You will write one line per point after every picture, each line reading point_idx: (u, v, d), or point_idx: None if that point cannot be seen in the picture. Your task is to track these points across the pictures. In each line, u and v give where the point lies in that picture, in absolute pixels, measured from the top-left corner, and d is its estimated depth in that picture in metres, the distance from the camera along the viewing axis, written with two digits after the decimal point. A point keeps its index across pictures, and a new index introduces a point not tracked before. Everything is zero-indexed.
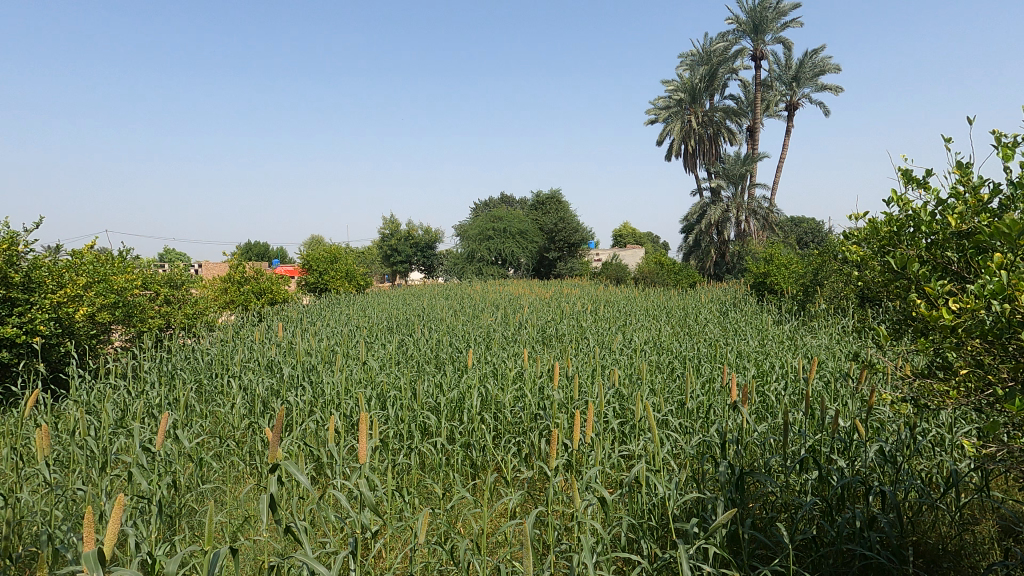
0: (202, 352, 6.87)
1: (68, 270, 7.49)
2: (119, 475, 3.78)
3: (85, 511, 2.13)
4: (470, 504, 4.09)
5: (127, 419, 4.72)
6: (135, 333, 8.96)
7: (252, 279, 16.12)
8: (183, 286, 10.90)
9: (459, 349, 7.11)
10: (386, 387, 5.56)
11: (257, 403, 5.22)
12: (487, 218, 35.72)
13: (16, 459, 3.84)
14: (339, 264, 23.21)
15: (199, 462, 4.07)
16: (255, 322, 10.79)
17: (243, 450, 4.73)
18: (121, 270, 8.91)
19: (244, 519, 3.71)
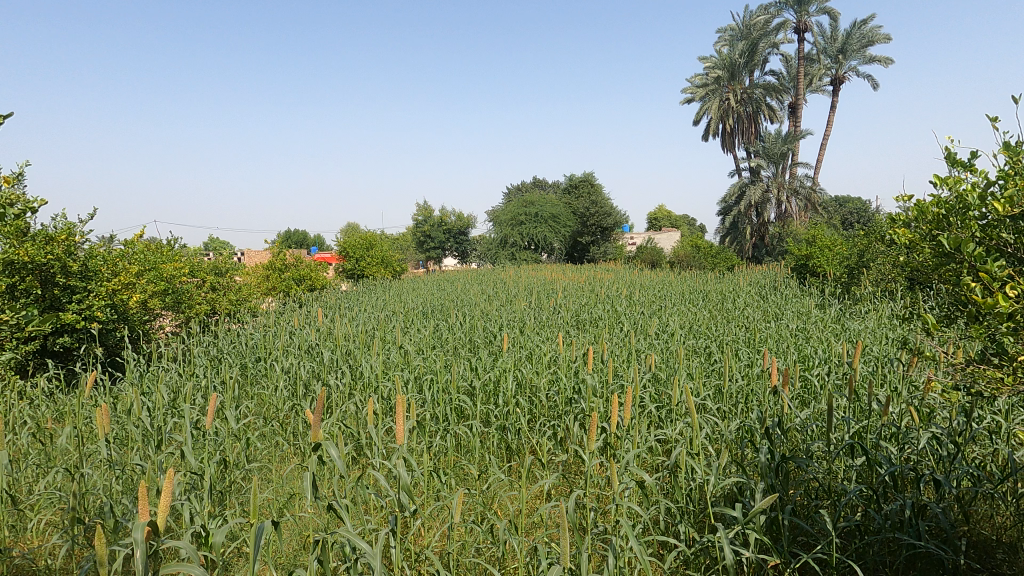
0: (246, 337, 7.11)
1: (121, 259, 7.83)
2: (172, 452, 3.97)
3: (139, 485, 2.23)
4: (506, 486, 4.13)
5: (178, 401, 4.94)
6: (184, 319, 9.34)
7: (293, 266, 16.45)
8: (228, 274, 11.13)
9: (493, 333, 7.16)
10: (423, 371, 5.65)
11: (298, 386, 5.38)
12: (520, 203, 35.64)
13: (78, 438, 4.07)
14: (375, 251, 23.57)
15: (245, 442, 4.22)
16: (296, 308, 11.06)
17: (286, 431, 4.90)
18: (170, 258, 9.20)
19: (290, 497, 3.85)
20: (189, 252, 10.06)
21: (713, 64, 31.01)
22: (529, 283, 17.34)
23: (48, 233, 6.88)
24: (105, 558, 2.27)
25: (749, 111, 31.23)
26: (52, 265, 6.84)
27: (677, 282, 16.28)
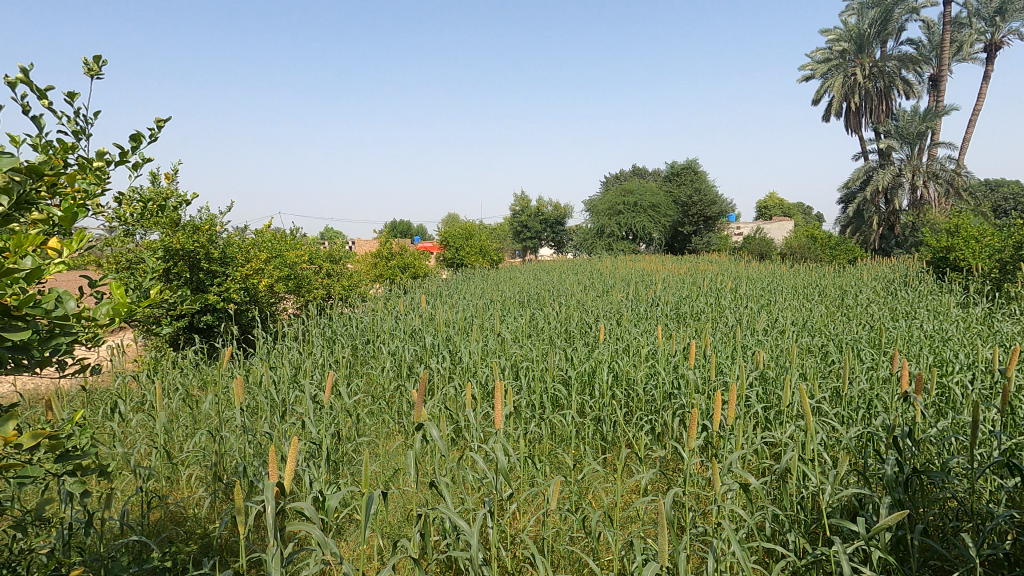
0: (357, 320, 7.63)
1: (253, 247, 8.70)
2: (294, 423, 4.35)
3: (269, 450, 2.46)
4: (601, 478, 4.10)
5: (299, 376, 5.41)
6: (304, 302, 10.20)
7: (399, 255, 17.35)
8: (341, 261, 11.98)
9: (589, 324, 7.10)
10: (520, 359, 5.74)
11: (403, 368, 5.68)
12: (618, 193, 34.87)
13: (218, 405, 4.59)
14: (474, 240, 24.25)
15: (356, 418, 4.54)
16: (401, 295, 11.68)
17: (392, 410, 5.20)
18: (293, 246, 10.06)
19: (395, 472, 4.10)
20: (309, 241, 10.94)
21: (838, 36, 28.20)
22: (626, 273, 16.99)
23: (195, 223, 7.79)
24: (242, 511, 2.55)
25: (880, 86, 28.10)
26: (199, 252, 7.75)
27: (789, 275, 15.15)
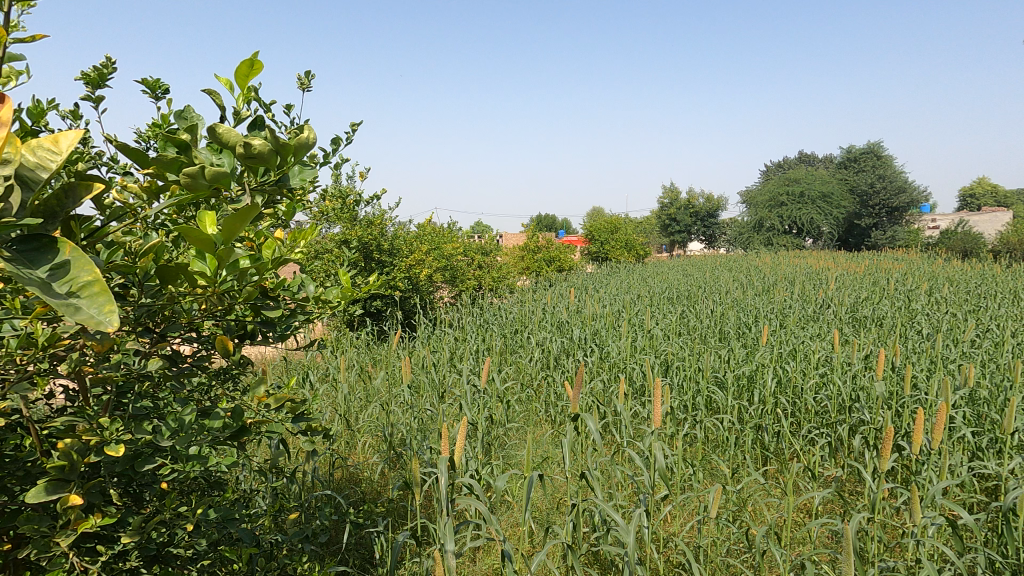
0: (506, 310, 7.93)
1: (415, 239, 9.46)
2: (452, 404, 4.65)
3: (439, 426, 2.66)
4: (763, 491, 3.78)
5: (455, 360, 5.77)
6: (457, 292, 10.87)
7: (544, 248, 17.68)
8: (491, 253, 12.53)
9: (748, 324, 6.59)
10: (671, 357, 5.51)
11: (551, 358, 5.77)
12: (781, 182, 31.79)
13: (387, 381, 5.07)
14: (619, 234, 23.83)
15: (507, 404, 4.72)
16: (546, 288, 11.86)
17: (540, 399, 5.32)
18: (449, 238, 10.72)
19: (544, 460, 4.18)
20: (463, 234, 11.58)
21: None
22: (789, 271, 15.47)
23: (368, 218, 8.66)
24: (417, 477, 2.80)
25: None
26: (371, 243, 8.63)
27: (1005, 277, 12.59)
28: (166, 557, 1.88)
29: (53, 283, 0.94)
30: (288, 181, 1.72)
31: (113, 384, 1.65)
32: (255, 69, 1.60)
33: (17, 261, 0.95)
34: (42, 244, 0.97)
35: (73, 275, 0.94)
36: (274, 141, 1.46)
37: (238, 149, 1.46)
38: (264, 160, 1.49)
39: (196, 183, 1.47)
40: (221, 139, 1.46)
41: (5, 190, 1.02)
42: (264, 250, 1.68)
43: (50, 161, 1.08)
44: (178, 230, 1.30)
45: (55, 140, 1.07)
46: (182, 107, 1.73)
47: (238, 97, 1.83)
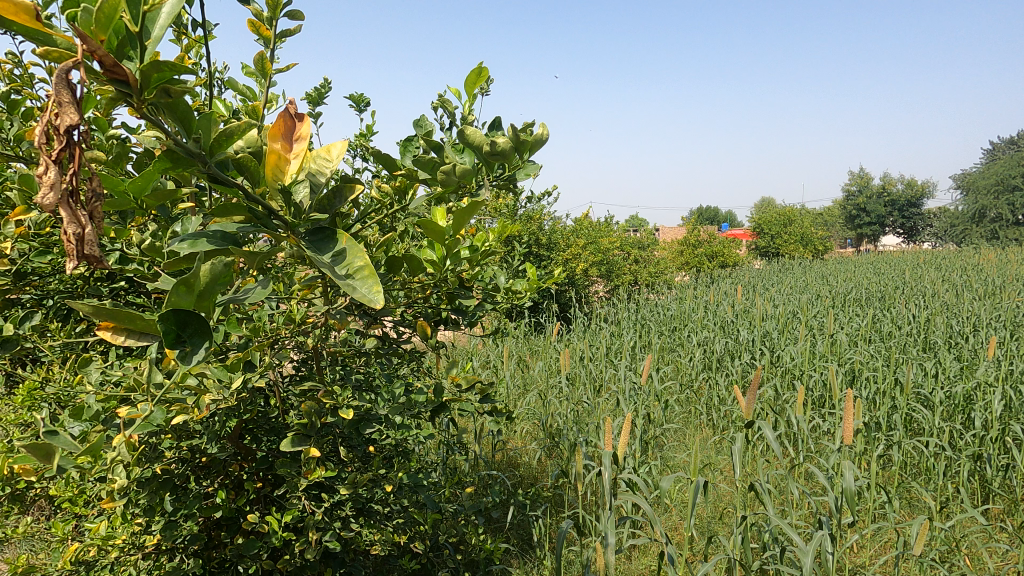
0: (665, 307, 7.65)
1: (572, 233, 9.54)
2: (610, 399, 4.63)
3: (605, 420, 2.66)
4: (984, 534, 3.16)
5: (612, 355, 5.72)
6: (613, 286, 10.74)
7: (706, 243, 16.65)
8: (649, 248, 12.14)
9: (965, 334, 5.53)
10: (861, 366, 4.85)
11: (715, 359, 5.43)
12: (1014, 162, 25.99)
13: (546, 372, 5.20)
14: (793, 227, 21.52)
15: (667, 404, 4.56)
16: (707, 284, 11.18)
17: (702, 401, 5.04)
18: (605, 232, 10.62)
19: (706, 466, 3.97)
20: (620, 227, 11.37)
21: None
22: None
23: (528, 213, 8.94)
24: (581, 468, 2.86)
25: None
26: (530, 237, 8.89)
27: None
28: (369, 511, 2.17)
29: (335, 266, 1.09)
30: (517, 177, 1.80)
31: (338, 357, 1.93)
32: (484, 76, 1.74)
33: (309, 246, 1.12)
34: (325, 235, 1.15)
35: (349, 259, 1.07)
36: (513, 137, 1.59)
37: (484, 147, 1.60)
38: (504, 156, 1.62)
39: (448, 180, 1.64)
40: (469, 141, 1.60)
41: (303, 191, 1.24)
42: (475, 242, 1.91)
43: (327, 168, 1.26)
44: (421, 223, 1.51)
45: (330, 149, 1.26)
46: (420, 114, 1.89)
47: (467, 102, 1.95)
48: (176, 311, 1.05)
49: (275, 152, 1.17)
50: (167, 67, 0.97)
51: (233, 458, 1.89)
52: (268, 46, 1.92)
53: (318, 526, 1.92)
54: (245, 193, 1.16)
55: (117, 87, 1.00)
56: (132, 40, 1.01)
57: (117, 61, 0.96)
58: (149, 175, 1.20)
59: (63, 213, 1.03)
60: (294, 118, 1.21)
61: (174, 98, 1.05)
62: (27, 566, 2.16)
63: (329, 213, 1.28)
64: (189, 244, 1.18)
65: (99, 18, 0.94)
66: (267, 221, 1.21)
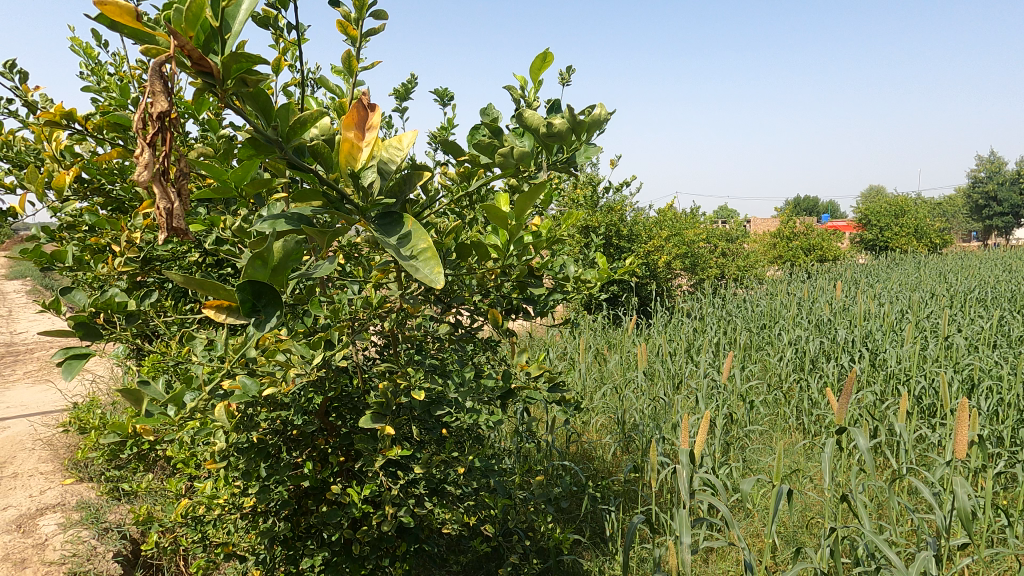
0: (754, 303, 7.25)
1: (655, 225, 9.25)
2: (690, 396, 4.47)
3: (682, 418, 2.58)
4: None
5: (693, 351, 5.51)
6: (698, 280, 10.30)
7: (803, 235, 15.52)
8: (738, 241, 11.50)
9: None
10: (981, 373, 4.35)
11: (808, 360, 5.07)
12: None
13: (622, 366, 5.11)
14: (906, 218, 19.56)
15: (750, 404, 4.33)
16: (803, 280, 10.42)
17: (791, 404, 4.74)
18: (691, 223, 10.18)
19: (795, 473, 3.74)
20: (707, 219, 10.86)
21: None
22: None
23: (609, 204, 8.78)
24: (656, 465, 2.80)
25: None
26: (611, 229, 8.74)
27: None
28: (442, 492, 2.25)
29: (400, 248, 1.13)
30: (576, 160, 1.82)
31: (414, 342, 2.03)
32: (549, 63, 1.73)
33: (376, 229, 1.15)
34: (392, 219, 1.18)
35: (413, 242, 1.11)
36: (570, 120, 1.58)
37: (541, 130, 1.61)
38: (561, 138, 1.62)
39: (506, 162, 1.70)
40: (527, 123, 1.62)
41: (372, 176, 1.27)
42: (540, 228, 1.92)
43: (397, 157, 1.28)
44: (482, 206, 1.53)
45: (400, 139, 1.27)
46: (486, 104, 1.91)
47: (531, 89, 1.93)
48: (251, 283, 1.15)
49: (348, 141, 1.22)
50: (244, 59, 1.08)
51: (319, 433, 2.04)
52: (355, 45, 2.01)
53: (393, 502, 2.03)
54: (320, 177, 1.23)
55: (204, 79, 1.12)
56: (216, 36, 1.11)
57: (202, 54, 1.07)
58: (247, 165, 1.30)
59: (157, 190, 1.29)
60: (365, 108, 1.25)
61: (251, 88, 1.13)
62: (148, 517, 2.45)
63: (397, 198, 1.34)
64: (270, 225, 1.27)
65: (187, 17, 1.04)
66: (341, 205, 1.28)
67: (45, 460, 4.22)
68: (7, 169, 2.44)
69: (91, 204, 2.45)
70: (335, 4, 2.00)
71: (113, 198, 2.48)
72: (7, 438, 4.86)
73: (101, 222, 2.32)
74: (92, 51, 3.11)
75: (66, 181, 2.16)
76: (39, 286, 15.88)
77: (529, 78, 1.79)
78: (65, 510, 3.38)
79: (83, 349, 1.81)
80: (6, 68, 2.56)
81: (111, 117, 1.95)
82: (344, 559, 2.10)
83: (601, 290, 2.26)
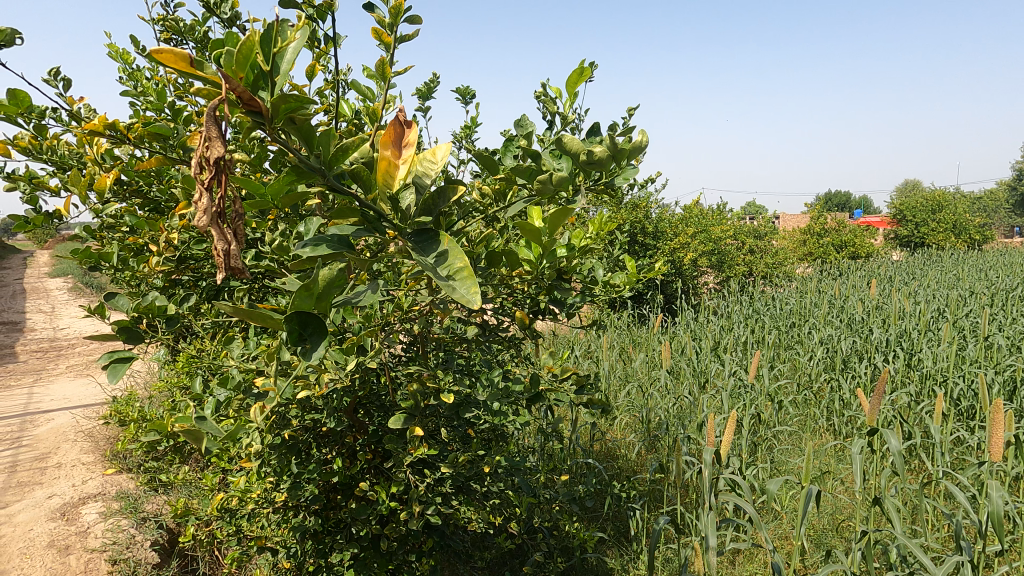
0: (783, 300, 7.12)
1: (680, 222, 9.13)
2: (717, 395, 4.41)
3: (708, 418, 2.54)
4: None
5: (719, 350, 5.44)
6: (724, 278, 10.14)
7: (834, 232, 15.14)
8: (767, 237, 11.26)
9: None
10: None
11: (840, 359, 4.95)
12: None
13: (647, 364, 5.07)
14: (944, 213, 18.91)
15: (778, 405, 4.25)
16: (835, 277, 10.16)
17: (821, 405, 4.65)
18: (717, 220, 10.01)
19: (824, 474, 3.68)
20: (734, 214, 10.66)
21: None
22: None
23: (634, 200, 8.71)
24: (681, 464, 2.77)
25: None
26: (635, 225, 8.65)
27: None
28: (469, 490, 2.27)
29: (437, 267, 1.14)
30: (615, 181, 1.78)
31: (441, 343, 2.05)
32: (585, 77, 1.64)
33: (413, 247, 1.17)
34: (429, 236, 1.19)
35: (450, 260, 1.12)
36: (612, 145, 1.48)
37: (581, 156, 1.49)
38: (602, 165, 1.51)
39: (544, 188, 1.61)
40: (566, 148, 1.50)
41: (409, 196, 1.25)
42: (573, 239, 1.95)
43: (431, 170, 1.30)
44: (517, 224, 1.53)
45: (434, 152, 1.30)
46: (521, 115, 1.90)
47: (567, 102, 1.88)
48: (298, 313, 1.16)
49: (385, 160, 1.20)
50: (292, 99, 1.06)
51: (348, 430, 2.07)
52: (388, 51, 2.03)
53: (421, 500, 2.05)
54: (359, 199, 1.24)
55: (254, 117, 1.12)
56: (265, 77, 1.14)
57: (252, 95, 1.08)
58: (283, 183, 1.32)
59: (214, 233, 1.28)
60: (402, 125, 1.22)
61: (298, 124, 1.13)
62: (185, 509, 2.53)
63: (431, 213, 1.34)
64: (311, 248, 1.25)
65: (238, 59, 1.08)
66: (378, 224, 1.29)
67: (86, 451, 4.38)
68: (52, 172, 2.52)
69: (130, 205, 2.52)
70: (369, 9, 2.02)
71: (151, 200, 2.55)
72: (51, 429, 5.07)
73: (141, 223, 2.38)
74: (130, 56, 3.20)
75: (108, 183, 2.21)
76: (80, 284, 16.53)
77: (564, 92, 1.70)
78: (105, 500, 3.51)
79: (127, 353, 1.87)
80: (52, 75, 2.65)
81: (151, 125, 2.02)
82: (371, 555, 2.14)
83: (628, 292, 2.27)
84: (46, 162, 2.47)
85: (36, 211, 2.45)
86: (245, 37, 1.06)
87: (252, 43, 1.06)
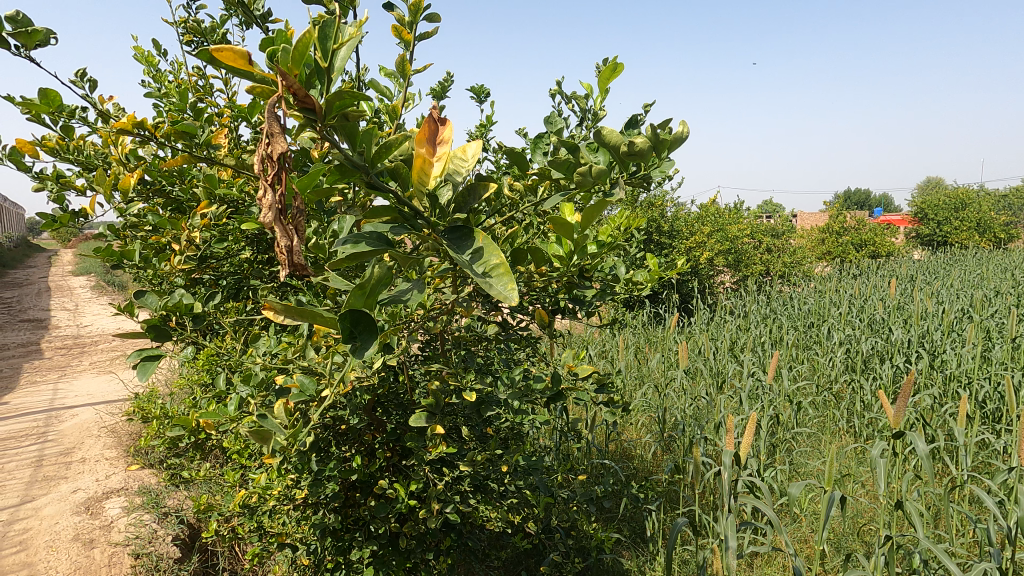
0: (802, 300, 7.01)
1: (696, 221, 9.03)
2: (735, 395, 4.36)
3: (727, 419, 2.50)
4: None
5: (737, 350, 5.37)
6: (741, 277, 10.02)
7: (853, 231, 14.88)
8: (785, 236, 11.11)
9: None
10: None
11: (861, 360, 4.87)
12: None
13: (664, 364, 5.03)
14: (968, 211, 18.49)
15: (797, 406, 4.18)
16: (855, 277, 9.98)
17: (841, 406, 4.57)
18: (734, 218, 9.88)
19: (845, 476, 3.62)
20: (751, 213, 10.52)
21: None
22: None
23: (649, 199, 8.64)
24: (699, 465, 2.73)
25: None
26: (650, 224, 8.58)
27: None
28: (487, 489, 2.27)
29: (474, 264, 1.13)
30: (653, 176, 1.74)
31: (462, 342, 2.05)
32: (619, 71, 1.57)
33: (448, 244, 1.16)
34: (463, 233, 1.18)
35: (486, 257, 1.12)
36: (653, 136, 1.42)
37: (622, 148, 1.44)
38: (642, 157, 1.44)
39: (583, 181, 1.52)
40: (605, 141, 1.45)
41: (445, 193, 1.25)
42: (600, 235, 2.02)
43: (462, 168, 1.30)
44: (549, 219, 1.47)
45: (465, 149, 1.29)
46: (551, 112, 1.89)
47: (598, 97, 1.83)
48: (352, 311, 1.12)
49: (421, 157, 1.19)
50: (346, 95, 1.10)
51: (367, 429, 2.08)
52: (408, 49, 2.03)
53: (440, 498, 2.05)
54: (397, 196, 1.21)
55: (306, 114, 1.14)
56: (319, 73, 1.16)
57: (307, 93, 1.09)
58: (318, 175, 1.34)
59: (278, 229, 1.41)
60: (436, 121, 1.20)
61: (349, 122, 1.16)
62: (207, 505, 2.56)
63: (462, 211, 1.33)
64: (351, 246, 1.24)
65: (293, 56, 1.07)
66: (414, 221, 1.25)
67: (110, 446, 4.46)
68: (79, 173, 2.57)
69: (153, 205, 2.55)
70: (389, 8, 2.02)
71: (174, 199, 2.58)
72: (76, 424, 5.19)
73: (163, 222, 2.40)
74: (153, 59, 3.25)
75: (132, 182, 2.26)
76: (103, 283, 16.88)
77: (596, 86, 1.63)
78: (128, 494, 3.58)
79: (155, 351, 1.90)
80: (78, 77, 2.70)
81: (176, 124, 2.04)
82: (391, 552, 2.15)
83: (649, 290, 2.25)
84: (72, 163, 2.52)
85: (63, 211, 2.50)
86: (303, 33, 1.04)
87: (309, 40, 1.05)
